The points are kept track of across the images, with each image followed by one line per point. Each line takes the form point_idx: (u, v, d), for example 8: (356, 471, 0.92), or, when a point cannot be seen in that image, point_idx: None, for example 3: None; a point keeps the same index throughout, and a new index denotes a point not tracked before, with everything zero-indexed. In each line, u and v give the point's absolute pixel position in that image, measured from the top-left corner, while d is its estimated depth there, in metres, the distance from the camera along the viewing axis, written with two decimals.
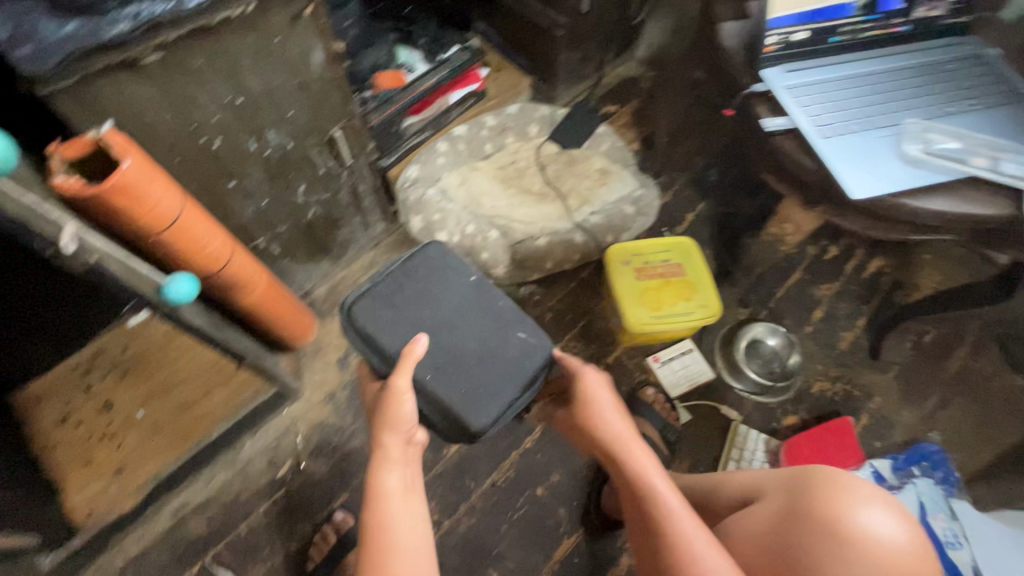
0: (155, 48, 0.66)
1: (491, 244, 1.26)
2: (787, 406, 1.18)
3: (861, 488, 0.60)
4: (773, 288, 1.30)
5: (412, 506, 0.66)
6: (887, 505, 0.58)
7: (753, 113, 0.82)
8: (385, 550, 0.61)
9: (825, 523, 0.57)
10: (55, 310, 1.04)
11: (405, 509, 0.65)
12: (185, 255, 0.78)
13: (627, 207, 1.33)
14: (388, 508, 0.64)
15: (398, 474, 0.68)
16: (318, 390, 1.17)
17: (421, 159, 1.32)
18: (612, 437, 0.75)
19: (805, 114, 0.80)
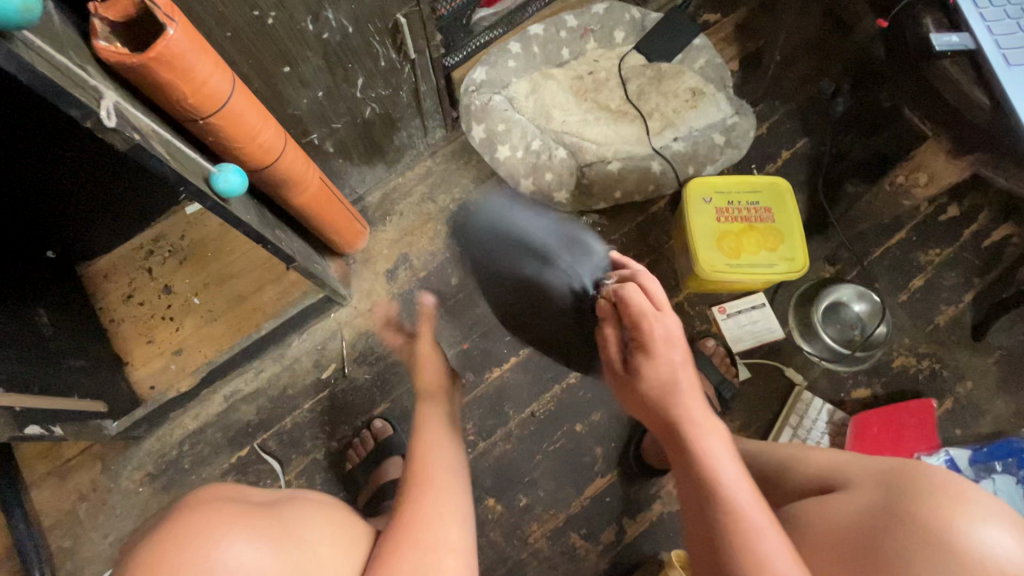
0: None
1: (557, 163, 1.15)
2: (862, 378, 1.07)
3: (966, 494, 0.54)
4: (871, 246, 1.14)
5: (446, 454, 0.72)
6: (998, 515, 0.52)
7: (916, 26, 0.65)
8: (422, 483, 0.65)
9: (923, 524, 0.52)
10: (128, 194, 1.04)
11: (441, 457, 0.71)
12: (235, 145, 0.73)
13: (716, 135, 1.16)
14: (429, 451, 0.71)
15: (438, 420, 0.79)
16: (366, 299, 1.15)
17: (491, 60, 1.19)
18: (680, 417, 0.63)
19: (988, 32, 0.63)
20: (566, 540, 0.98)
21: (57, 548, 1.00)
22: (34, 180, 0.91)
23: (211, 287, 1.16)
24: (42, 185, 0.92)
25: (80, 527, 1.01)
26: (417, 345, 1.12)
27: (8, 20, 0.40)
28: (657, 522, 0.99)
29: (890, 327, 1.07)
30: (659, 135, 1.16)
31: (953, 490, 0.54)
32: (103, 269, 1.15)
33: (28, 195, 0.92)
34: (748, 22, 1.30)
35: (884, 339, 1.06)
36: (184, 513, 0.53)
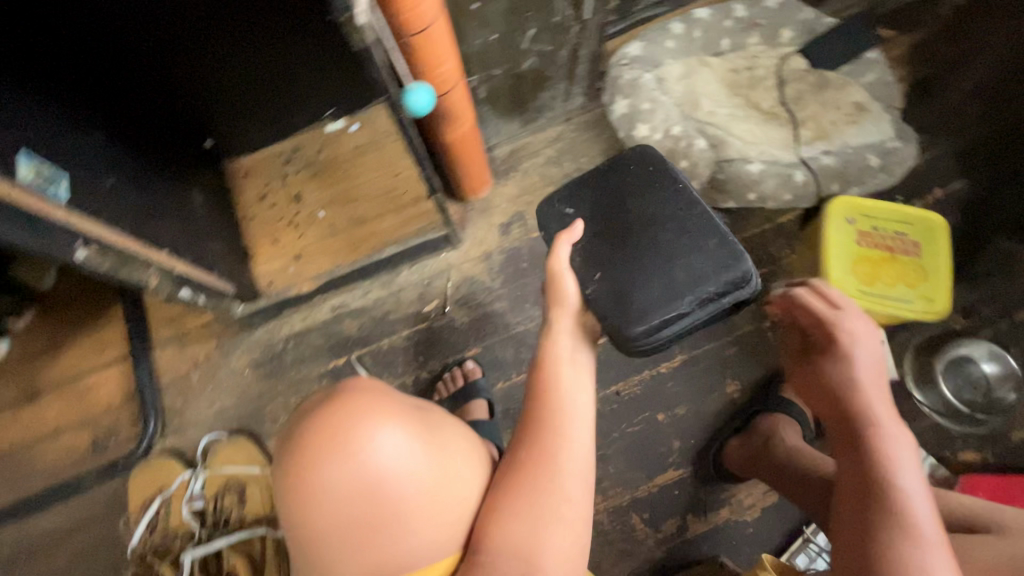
0: None
1: (696, 154, 1.12)
2: (971, 441, 1.01)
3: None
4: (1015, 308, 1.06)
5: (579, 379, 0.73)
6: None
7: None
8: (552, 416, 0.69)
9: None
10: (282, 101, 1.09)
11: (573, 384, 0.72)
12: (419, 68, 0.76)
13: (871, 157, 1.10)
14: (558, 371, 0.73)
15: (567, 343, 0.76)
16: (476, 246, 1.19)
17: (649, 37, 1.18)
18: (864, 410, 0.71)
19: None
20: (626, 520, 1.00)
21: (169, 404, 1.11)
22: (209, 42, 0.89)
23: (337, 204, 1.16)
24: (216, 55, 0.92)
25: (190, 391, 1.12)
26: (517, 301, 1.15)
27: None
28: (721, 526, 0.99)
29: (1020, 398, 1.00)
30: (810, 145, 1.11)
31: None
32: (245, 167, 1.20)
33: (206, 63, 0.93)
34: (931, 45, 1.20)
35: (1009, 406, 1.00)
36: (341, 396, 0.71)
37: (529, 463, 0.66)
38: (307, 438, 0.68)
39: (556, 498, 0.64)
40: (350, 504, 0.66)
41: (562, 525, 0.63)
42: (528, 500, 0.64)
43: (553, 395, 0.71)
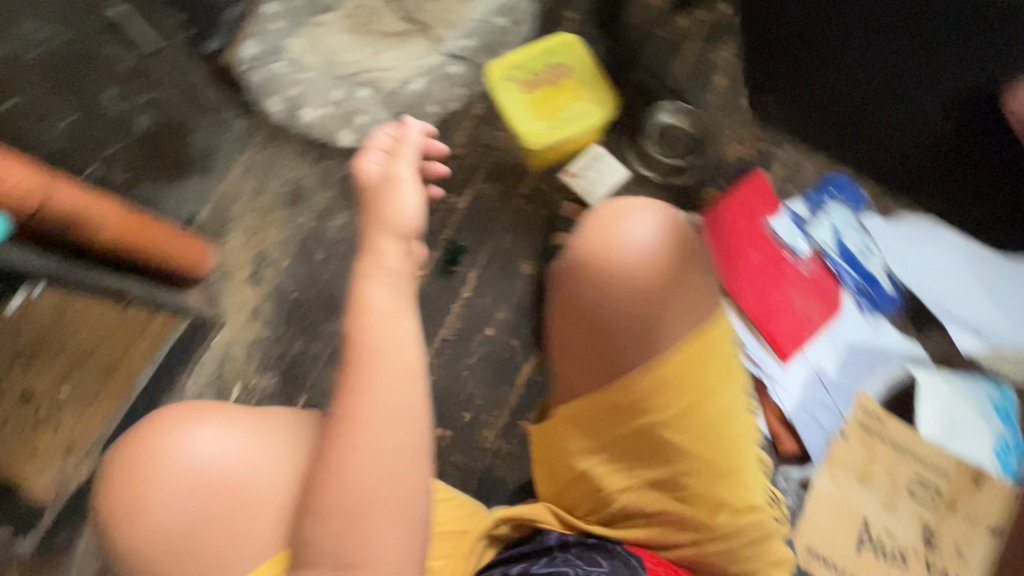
0: None
1: (366, 103, 1.14)
2: (704, 178, 1.16)
3: (628, 206, 0.60)
4: (672, 66, 1.23)
5: (399, 327, 0.55)
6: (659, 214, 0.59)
7: None
8: (350, 414, 0.52)
9: (619, 263, 0.56)
10: None
11: (388, 330, 0.55)
12: None
13: (499, 19, 1.17)
14: (369, 324, 0.54)
15: (385, 286, 0.56)
16: (240, 311, 1.11)
17: (257, 31, 1.14)
18: None
19: None
20: (518, 430, 1.04)
21: None
22: None
23: (76, 370, 1.00)
24: None
25: None
26: (310, 329, 1.10)
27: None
28: None
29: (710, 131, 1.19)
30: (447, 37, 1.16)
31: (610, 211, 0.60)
32: None
33: None
34: None
35: (705, 135, 1.19)
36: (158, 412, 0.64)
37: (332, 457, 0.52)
38: (121, 485, 0.60)
39: (361, 469, 0.51)
40: (197, 532, 0.59)
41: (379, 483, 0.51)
42: (342, 482, 0.51)
43: (364, 372, 0.53)
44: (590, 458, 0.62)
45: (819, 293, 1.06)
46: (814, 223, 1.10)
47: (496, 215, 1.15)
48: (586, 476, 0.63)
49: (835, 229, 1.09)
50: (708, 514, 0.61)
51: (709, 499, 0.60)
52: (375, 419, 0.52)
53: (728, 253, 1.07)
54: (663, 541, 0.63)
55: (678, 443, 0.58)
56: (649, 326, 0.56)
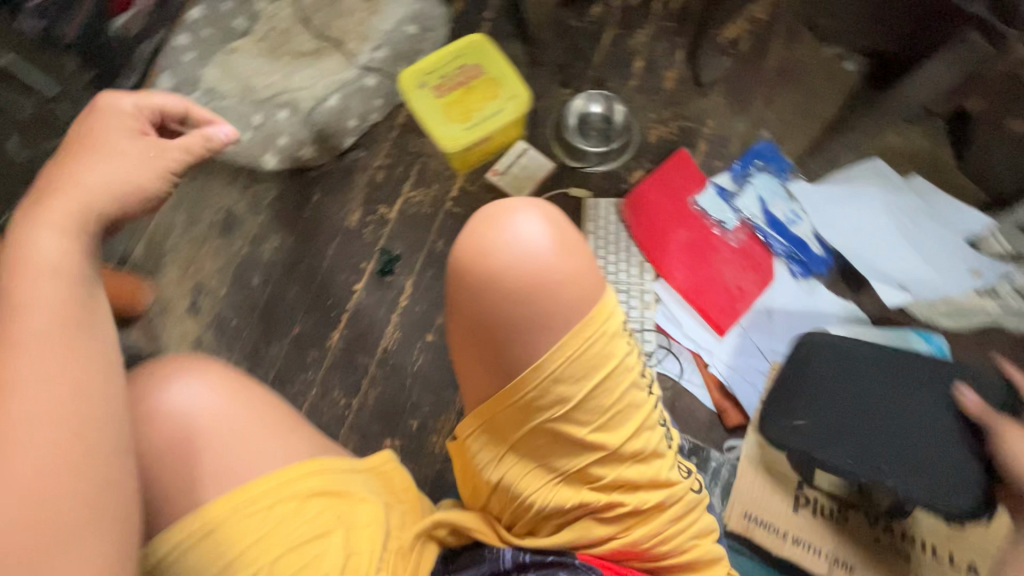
0: None
1: (285, 124, 1.13)
2: (631, 163, 1.17)
3: (512, 206, 0.58)
4: (590, 56, 1.25)
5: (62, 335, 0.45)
6: (541, 210, 0.57)
7: None
8: None
9: (499, 269, 0.54)
10: None
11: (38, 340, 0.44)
12: None
13: (410, 27, 1.18)
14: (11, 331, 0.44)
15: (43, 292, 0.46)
16: (182, 343, 1.11)
17: (167, 63, 1.13)
18: None
19: None
20: None
21: None
22: None
23: None
24: None
25: None
26: (253, 354, 1.10)
27: None
28: None
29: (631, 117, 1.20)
30: (359, 50, 1.16)
31: (505, 207, 0.57)
32: None
33: None
34: None
35: (628, 117, 1.19)
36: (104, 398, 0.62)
37: None
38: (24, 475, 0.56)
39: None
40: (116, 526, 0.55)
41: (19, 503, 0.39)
42: None
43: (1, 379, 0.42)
44: (500, 467, 0.59)
45: (751, 263, 1.07)
46: (742, 194, 1.11)
47: (428, 221, 1.16)
48: (500, 487, 0.60)
49: (761, 197, 1.10)
50: (625, 500, 0.60)
51: (623, 483, 0.60)
52: (11, 415, 0.41)
53: (655, 233, 1.08)
54: (586, 540, 0.60)
55: (584, 434, 0.57)
56: (532, 325, 0.54)
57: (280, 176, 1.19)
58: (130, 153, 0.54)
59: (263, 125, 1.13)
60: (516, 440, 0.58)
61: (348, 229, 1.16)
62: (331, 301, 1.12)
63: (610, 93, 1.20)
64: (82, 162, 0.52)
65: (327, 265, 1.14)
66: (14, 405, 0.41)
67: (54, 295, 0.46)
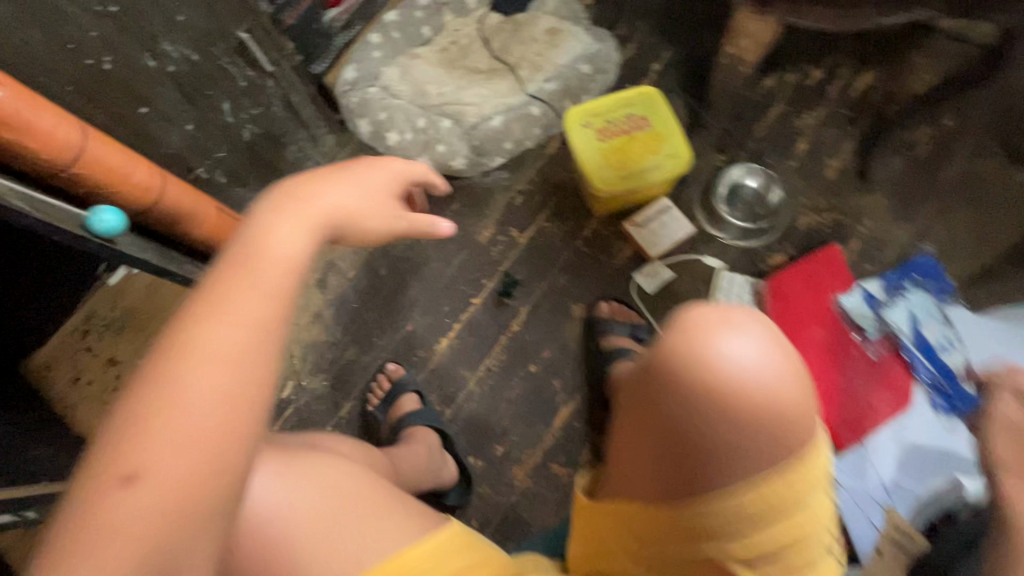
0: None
1: (445, 134, 1.20)
2: (773, 245, 1.14)
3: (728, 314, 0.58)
4: (752, 127, 1.22)
5: (240, 344, 0.43)
6: (756, 332, 0.56)
7: None
8: (146, 409, 0.40)
9: (715, 393, 0.53)
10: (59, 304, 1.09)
11: (224, 343, 0.42)
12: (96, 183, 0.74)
13: (582, 66, 1.21)
14: (206, 333, 0.42)
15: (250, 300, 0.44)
16: (303, 313, 1.18)
17: (356, 57, 1.23)
18: None
19: None
20: (547, 472, 1.03)
21: None
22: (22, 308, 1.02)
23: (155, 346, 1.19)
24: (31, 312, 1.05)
25: None
26: (364, 341, 1.15)
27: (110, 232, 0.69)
28: None
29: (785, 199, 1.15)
30: (530, 80, 1.20)
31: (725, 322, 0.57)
32: (45, 361, 1.16)
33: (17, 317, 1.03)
34: None
35: (782, 202, 1.15)
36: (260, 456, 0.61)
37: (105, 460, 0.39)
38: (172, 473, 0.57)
39: (131, 500, 0.38)
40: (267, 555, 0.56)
41: (141, 522, 0.37)
42: (116, 494, 0.37)
43: (185, 374, 0.41)
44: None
45: (889, 384, 0.99)
46: (893, 305, 1.03)
47: (555, 254, 1.17)
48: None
49: (913, 314, 1.02)
50: None
51: None
52: (180, 418, 0.39)
53: (792, 327, 1.03)
54: None
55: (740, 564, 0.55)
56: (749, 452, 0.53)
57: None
58: (369, 193, 0.52)
59: (426, 132, 1.20)
60: (668, 549, 0.56)
61: (477, 243, 1.19)
62: (445, 308, 1.15)
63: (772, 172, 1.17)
64: (319, 185, 0.50)
65: (450, 273, 1.17)
66: (184, 407, 0.40)
67: (256, 303, 0.44)
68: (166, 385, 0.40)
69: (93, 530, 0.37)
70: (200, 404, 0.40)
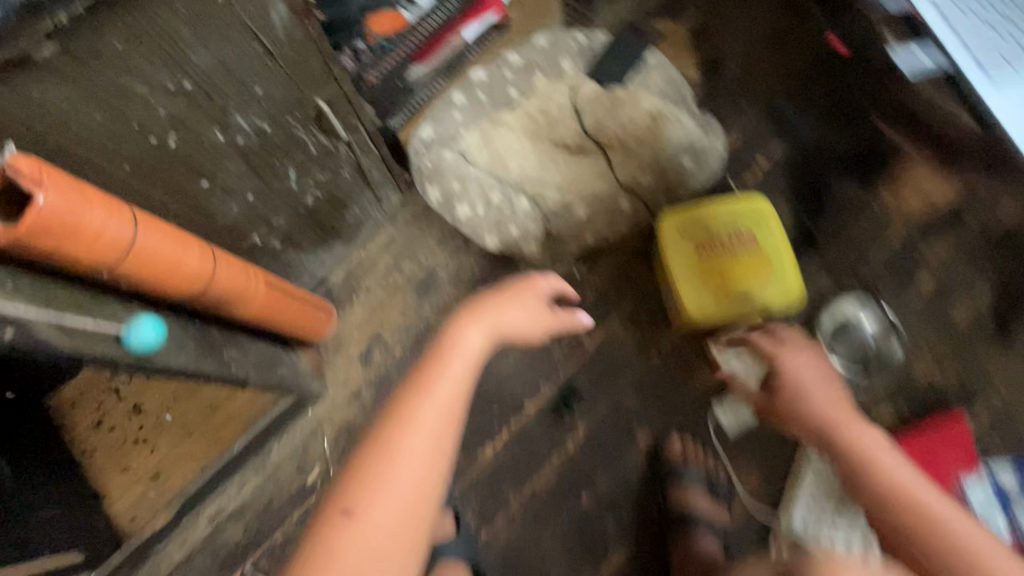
0: (184, 76, 0.63)
1: (521, 215, 1.09)
2: (880, 397, 0.99)
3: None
4: (870, 249, 1.07)
5: (423, 446, 0.68)
6: None
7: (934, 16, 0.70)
8: (374, 477, 0.66)
9: None
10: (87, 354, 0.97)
11: (417, 444, 0.68)
12: (137, 279, 0.65)
13: (684, 159, 1.08)
14: (405, 441, 0.68)
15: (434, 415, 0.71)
16: (342, 390, 1.09)
17: (436, 115, 1.12)
18: None
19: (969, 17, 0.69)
20: None
21: None
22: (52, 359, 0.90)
23: (184, 401, 1.08)
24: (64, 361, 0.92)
25: None
26: None
27: (145, 349, 0.62)
28: None
29: (905, 351, 1.00)
30: (624, 167, 1.08)
31: None
32: (68, 399, 1.05)
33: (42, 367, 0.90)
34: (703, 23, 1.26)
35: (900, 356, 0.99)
36: None
37: (329, 531, 0.63)
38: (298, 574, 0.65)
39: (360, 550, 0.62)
40: None
41: (379, 543, 0.64)
42: (351, 534, 0.63)
43: (398, 453, 0.68)
44: None
45: None
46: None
47: (625, 367, 1.04)
48: None
49: None
50: None
51: None
52: (387, 497, 0.65)
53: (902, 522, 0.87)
54: None
55: None
56: None
57: (493, 258, 1.14)
58: (529, 311, 0.85)
59: (501, 210, 1.10)
60: None
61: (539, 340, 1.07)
62: (495, 411, 1.03)
63: (897, 321, 1.01)
64: (475, 321, 0.81)
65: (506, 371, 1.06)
66: (394, 478, 0.66)
67: (437, 411, 0.71)
68: (381, 460, 0.67)
69: (341, 549, 0.63)
70: (414, 465, 0.67)
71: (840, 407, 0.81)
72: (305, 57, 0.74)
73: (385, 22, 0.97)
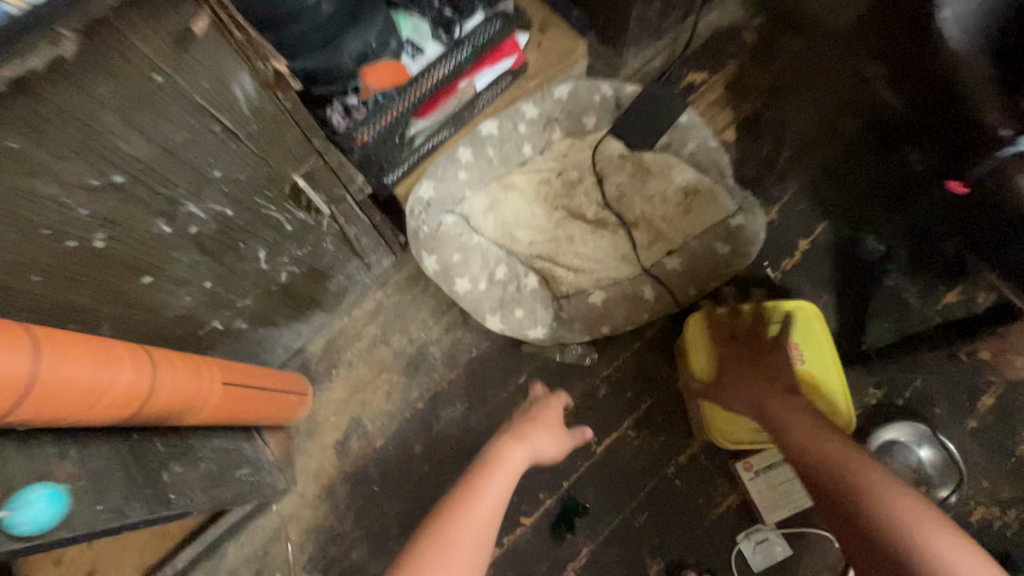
0: (112, 169, 0.50)
1: (528, 295, 0.94)
2: None
3: None
4: (923, 360, 0.94)
5: (490, 518, 0.60)
6: None
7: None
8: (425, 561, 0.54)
9: None
10: None
11: (486, 514, 0.60)
12: (46, 416, 0.50)
13: (719, 245, 0.93)
14: (472, 509, 0.59)
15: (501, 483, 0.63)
16: (313, 483, 0.96)
17: (438, 173, 0.97)
18: None
19: None
20: None
21: None
22: None
23: None
24: None
25: None
26: (380, 540, 0.93)
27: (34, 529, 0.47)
28: None
29: (963, 492, 0.85)
30: (648, 251, 0.96)
31: None
32: None
33: None
34: (745, 78, 1.14)
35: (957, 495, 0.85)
36: None
37: None
38: None
39: None
40: None
41: None
42: None
43: (454, 530, 0.57)
44: None
45: None
46: None
47: (637, 480, 0.91)
48: None
49: None
50: None
51: None
52: None
53: None
54: None
55: None
56: None
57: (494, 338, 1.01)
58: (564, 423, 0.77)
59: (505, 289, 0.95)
60: None
61: None
62: None
63: (959, 459, 0.85)
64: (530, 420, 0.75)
65: None
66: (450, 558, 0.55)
67: (499, 486, 0.63)
68: (432, 540, 0.56)
69: None
70: (471, 542, 0.57)
71: (776, 397, 0.74)
72: (280, 134, 0.61)
73: (383, 73, 0.83)
